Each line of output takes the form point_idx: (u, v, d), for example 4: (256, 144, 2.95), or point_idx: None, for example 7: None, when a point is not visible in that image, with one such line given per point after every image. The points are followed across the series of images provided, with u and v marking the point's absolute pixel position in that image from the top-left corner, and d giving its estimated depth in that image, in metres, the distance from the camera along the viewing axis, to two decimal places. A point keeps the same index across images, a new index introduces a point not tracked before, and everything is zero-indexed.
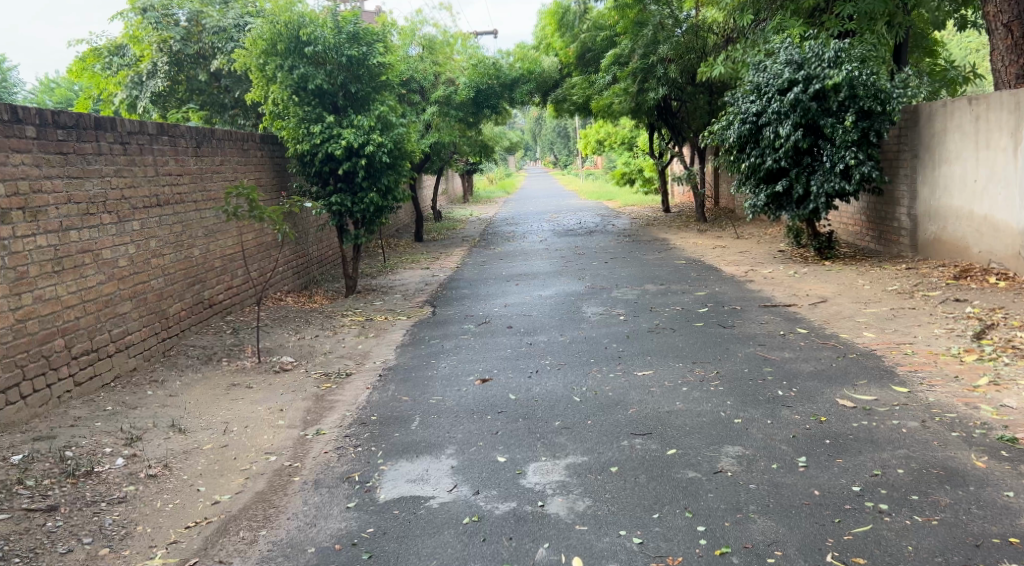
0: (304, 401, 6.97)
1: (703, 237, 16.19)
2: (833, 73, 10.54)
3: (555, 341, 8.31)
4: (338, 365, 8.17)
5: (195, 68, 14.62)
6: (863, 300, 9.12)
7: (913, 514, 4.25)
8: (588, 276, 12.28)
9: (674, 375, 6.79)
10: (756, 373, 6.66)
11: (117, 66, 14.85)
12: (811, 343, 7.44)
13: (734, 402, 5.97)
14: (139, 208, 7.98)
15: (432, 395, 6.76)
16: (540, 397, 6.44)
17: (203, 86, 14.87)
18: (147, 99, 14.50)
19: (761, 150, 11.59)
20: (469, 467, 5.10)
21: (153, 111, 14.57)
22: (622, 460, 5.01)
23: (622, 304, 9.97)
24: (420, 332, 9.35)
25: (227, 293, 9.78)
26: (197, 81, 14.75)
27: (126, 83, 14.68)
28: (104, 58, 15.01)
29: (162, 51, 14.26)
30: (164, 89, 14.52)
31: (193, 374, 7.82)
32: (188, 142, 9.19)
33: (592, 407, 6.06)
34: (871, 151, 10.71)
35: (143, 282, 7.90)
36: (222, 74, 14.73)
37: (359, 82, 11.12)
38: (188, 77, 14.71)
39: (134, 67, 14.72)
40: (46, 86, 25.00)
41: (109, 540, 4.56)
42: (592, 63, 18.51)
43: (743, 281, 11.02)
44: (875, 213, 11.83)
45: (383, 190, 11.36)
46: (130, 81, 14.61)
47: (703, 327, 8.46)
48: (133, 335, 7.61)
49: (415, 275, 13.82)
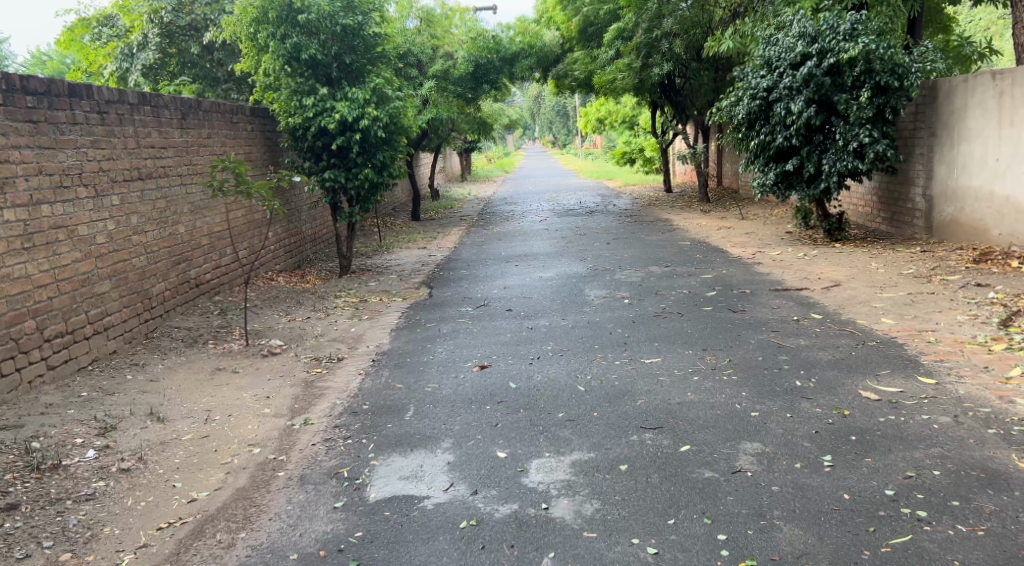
0: (292, 388, 6.58)
1: (706, 217, 15.81)
2: (849, 46, 10.07)
3: (557, 326, 7.94)
4: (330, 349, 7.78)
5: (187, 40, 14.11)
6: (878, 285, 8.74)
7: (956, 522, 3.88)
8: (590, 258, 11.89)
9: (684, 363, 6.42)
10: (771, 362, 6.29)
11: (106, 37, 14.52)
12: (828, 330, 7.06)
13: (751, 393, 5.58)
14: (119, 180, 7.59)
15: (428, 382, 6.39)
16: (542, 386, 6.06)
17: (195, 59, 14.36)
18: (137, 72, 13.98)
19: (771, 127, 11.18)
20: (467, 463, 4.73)
21: (144, 84, 14.07)
22: (632, 456, 4.63)
23: (626, 286, 9.59)
24: (417, 315, 8.97)
25: (215, 272, 9.40)
26: (189, 53, 14.23)
27: (115, 54, 14.20)
28: (92, 29, 14.62)
29: (151, 22, 13.74)
30: (156, 61, 14.00)
31: (177, 358, 7.44)
32: (172, 113, 8.77)
33: (597, 397, 5.69)
34: (886, 128, 10.31)
35: (123, 260, 7.52)
36: (215, 47, 14.27)
37: (354, 53, 10.67)
38: (179, 49, 14.20)
39: (124, 38, 14.21)
40: (36, 57, 24.26)
41: (72, 544, 4.18)
42: (595, 37, 18.03)
43: (752, 263, 10.64)
44: (888, 193, 11.43)
45: (378, 166, 10.95)
46: (119, 53, 14.12)
47: (712, 312, 8.10)
48: (112, 316, 7.23)
49: (411, 255, 13.41)
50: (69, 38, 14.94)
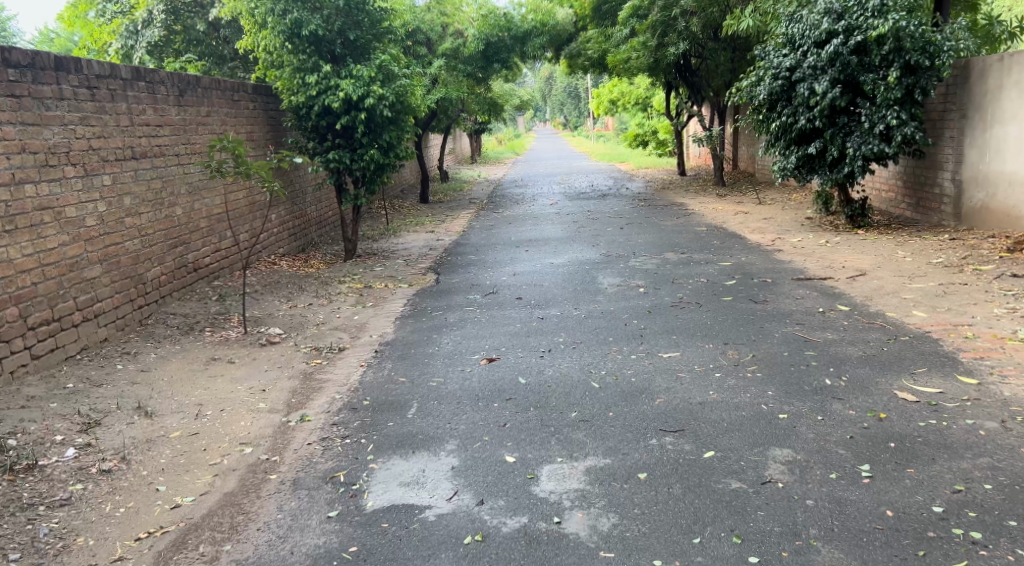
0: (290, 381, 6.24)
1: (721, 201, 15.38)
2: (878, 23, 9.62)
3: (569, 316, 7.58)
4: (332, 338, 7.44)
5: (193, 17, 13.69)
6: (906, 274, 8.33)
7: (1014, 547, 3.52)
8: (602, 243, 11.51)
9: (705, 358, 6.04)
10: (797, 358, 5.90)
11: (112, 14, 14.38)
12: (856, 324, 6.67)
13: (777, 393, 5.21)
14: (111, 160, 7.27)
15: (432, 376, 6.06)
16: (554, 382, 5.73)
17: (201, 36, 13.91)
18: (142, 49, 13.51)
19: (793, 109, 10.75)
20: (473, 468, 4.38)
21: (149, 62, 13.53)
22: (652, 463, 4.27)
23: (640, 274, 9.21)
24: (423, 302, 8.63)
25: (213, 256, 9.06)
26: (195, 30, 13.79)
27: (120, 32, 13.84)
28: (98, 6, 14.53)
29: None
30: (162, 40, 13.61)
31: (171, 347, 7.11)
32: (169, 90, 8.42)
33: (613, 395, 5.35)
34: (915, 110, 9.88)
35: (115, 244, 7.19)
36: (222, 23, 13.79)
37: (359, 29, 10.28)
38: (185, 26, 13.75)
39: (129, 15, 13.90)
40: (45, 36, 23.97)
41: (41, 556, 3.86)
42: (609, 15, 17.43)
43: (772, 250, 10.24)
44: (913, 177, 11.01)
45: (384, 146, 10.58)
46: (125, 31, 13.78)
47: (732, 302, 7.71)
48: (103, 303, 6.91)
49: (419, 239, 13.04)
50: (74, 14, 14.78)
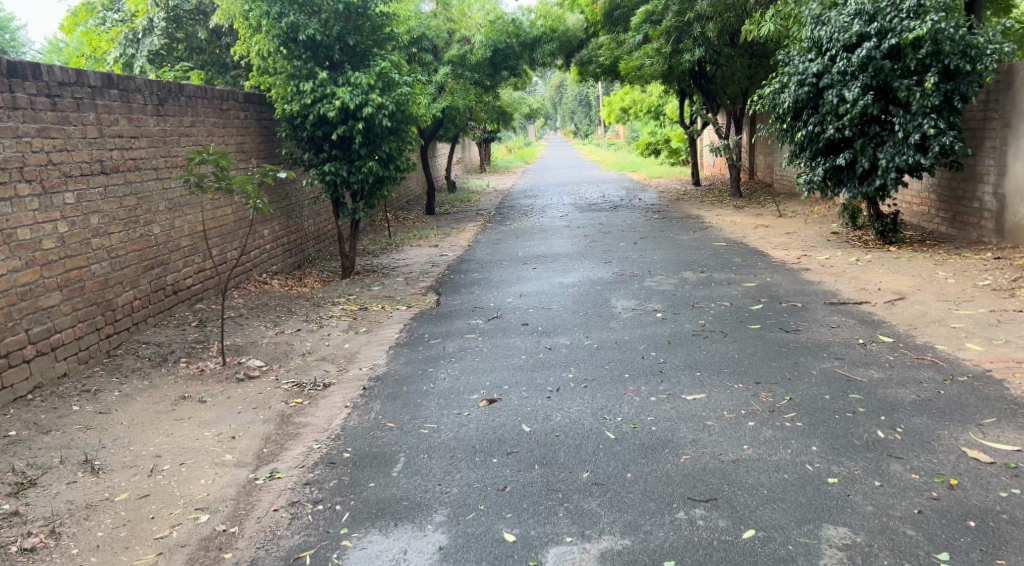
0: (264, 425, 5.52)
1: (740, 214, 14.62)
2: (914, 25, 8.89)
3: (579, 346, 6.86)
4: (317, 372, 6.73)
5: (195, 24, 12.98)
6: (951, 299, 7.57)
7: None
8: (615, 260, 10.79)
9: (734, 402, 5.31)
10: (841, 403, 5.15)
11: (112, 22, 13.67)
12: (903, 360, 5.91)
13: (823, 449, 4.46)
14: (75, 175, 6.62)
15: (423, 421, 5.33)
16: (563, 429, 5.01)
17: (203, 44, 13.15)
18: (142, 58, 13.01)
19: (821, 117, 9.99)
20: (465, 550, 3.84)
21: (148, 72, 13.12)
22: (680, 547, 3.74)
23: (658, 297, 8.48)
24: (421, 328, 7.92)
25: (195, 278, 8.37)
26: (197, 38, 13.06)
27: (120, 40, 13.19)
28: (97, 13, 13.74)
29: (157, 5, 12.72)
30: (164, 48, 13.01)
31: (138, 383, 6.42)
32: (147, 99, 7.76)
33: (631, 450, 4.63)
34: (954, 118, 9.13)
35: (79, 267, 6.54)
36: (224, 31, 13.04)
37: (359, 34, 9.64)
38: (187, 34, 13.07)
39: (129, 23, 13.18)
40: (53, 45, 23.46)
41: None
42: (621, 20, 16.83)
43: (798, 269, 9.50)
44: (948, 190, 10.26)
45: (384, 158, 9.88)
46: (124, 39, 13.12)
47: (760, 331, 6.96)
48: (61, 334, 6.27)
49: (421, 255, 12.33)
50: (73, 23, 14.02)
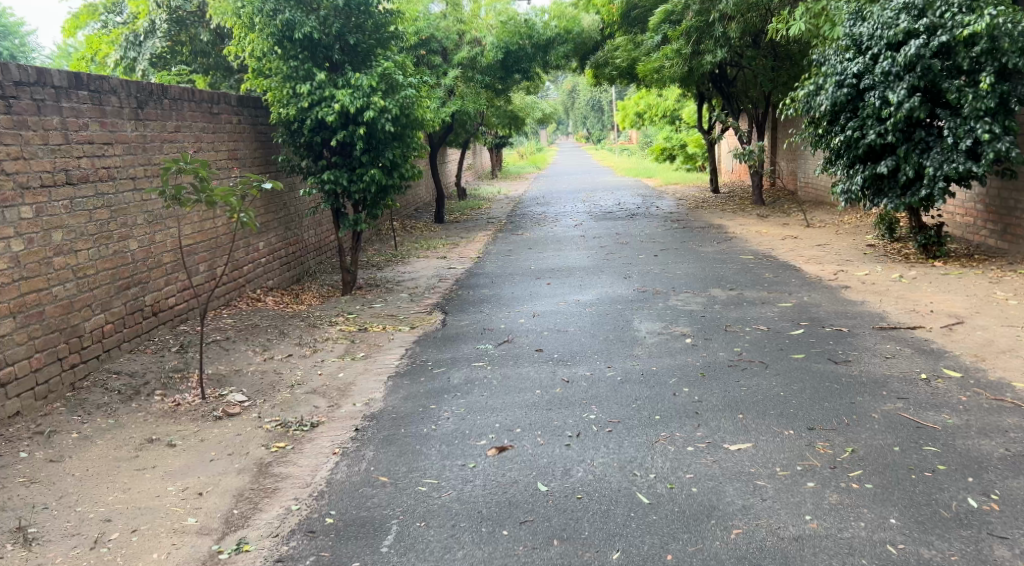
0: (239, 476, 4.75)
1: (766, 223, 13.80)
2: (970, 19, 8.10)
3: (600, 378, 6.06)
4: (306, 407, 5.96)
5: (199, 26, 12.27)
6: (1017, 324, 6.77)
7: None
8: (636, 275, 9.98)
9: (787, 453, 4.51)
10: (916, 457, 4.36)
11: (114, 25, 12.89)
12: (980, 401, 5.11)
13: (906, 523, 3.78)
14: (35, 187, 5.90)
15: (422, 475, 4.55)
16: (587, 489, 4.24)
17: (206, 48, 12.42)
18: (144, 62, 12.19)
19: (860, 121, 9.12)
20: None
21: (152, 75, 12.26)
22: None
23: (685, 318, 7.70)
24: (423, 354, 7.14)
25: (178, 298, 7.59)
26: (201, 41, 12.32)
27: (121, 42, 12.42)
28: (100, 16, 13.02)
29: (159, 6, 11.97)
30: (167, 51, 12.28)
31: (102, 421, 5.66)
32: (123, 101, 7.01)
33: (670, 523, 3.89)
34: (1009, 122, 8.34)
35: (37, 290, 5.81)
36: (228, 33, 12.31)
37: (360, 32, 8.87)
38: (191, 37, 12.33)
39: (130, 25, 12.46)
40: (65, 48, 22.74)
41: None
42: (638, 21, 16.06)
43: (838, 286, 8.70)
44: (999, 199, 9.43)
45: (387, 165, 9.11)
46: (125, 41, 12.34)
47: (806, 362, 6.14)
48: (14, 367, 5.54)
49: (428, 267, 11.56)
50: (76, 27, 13.29)
